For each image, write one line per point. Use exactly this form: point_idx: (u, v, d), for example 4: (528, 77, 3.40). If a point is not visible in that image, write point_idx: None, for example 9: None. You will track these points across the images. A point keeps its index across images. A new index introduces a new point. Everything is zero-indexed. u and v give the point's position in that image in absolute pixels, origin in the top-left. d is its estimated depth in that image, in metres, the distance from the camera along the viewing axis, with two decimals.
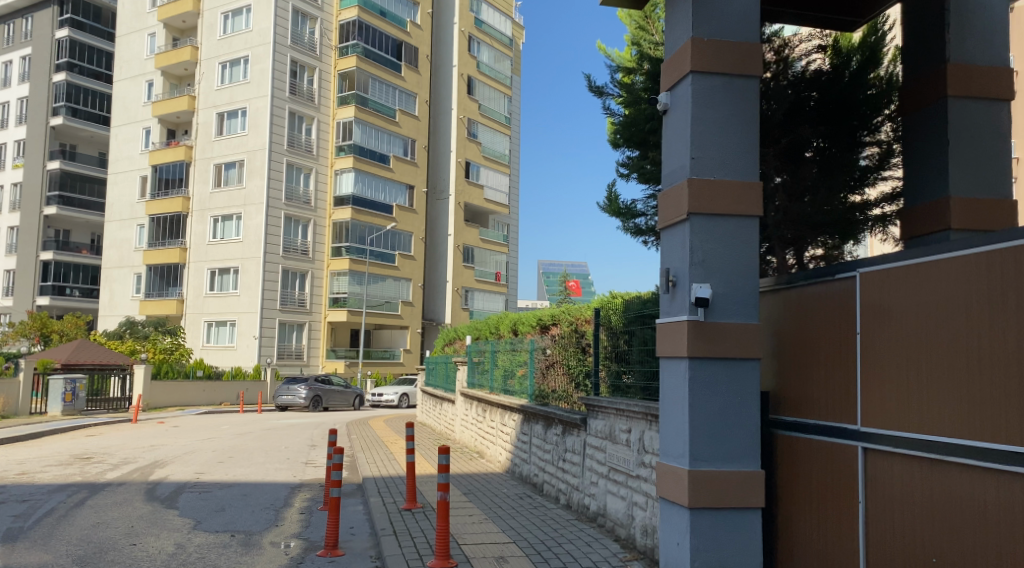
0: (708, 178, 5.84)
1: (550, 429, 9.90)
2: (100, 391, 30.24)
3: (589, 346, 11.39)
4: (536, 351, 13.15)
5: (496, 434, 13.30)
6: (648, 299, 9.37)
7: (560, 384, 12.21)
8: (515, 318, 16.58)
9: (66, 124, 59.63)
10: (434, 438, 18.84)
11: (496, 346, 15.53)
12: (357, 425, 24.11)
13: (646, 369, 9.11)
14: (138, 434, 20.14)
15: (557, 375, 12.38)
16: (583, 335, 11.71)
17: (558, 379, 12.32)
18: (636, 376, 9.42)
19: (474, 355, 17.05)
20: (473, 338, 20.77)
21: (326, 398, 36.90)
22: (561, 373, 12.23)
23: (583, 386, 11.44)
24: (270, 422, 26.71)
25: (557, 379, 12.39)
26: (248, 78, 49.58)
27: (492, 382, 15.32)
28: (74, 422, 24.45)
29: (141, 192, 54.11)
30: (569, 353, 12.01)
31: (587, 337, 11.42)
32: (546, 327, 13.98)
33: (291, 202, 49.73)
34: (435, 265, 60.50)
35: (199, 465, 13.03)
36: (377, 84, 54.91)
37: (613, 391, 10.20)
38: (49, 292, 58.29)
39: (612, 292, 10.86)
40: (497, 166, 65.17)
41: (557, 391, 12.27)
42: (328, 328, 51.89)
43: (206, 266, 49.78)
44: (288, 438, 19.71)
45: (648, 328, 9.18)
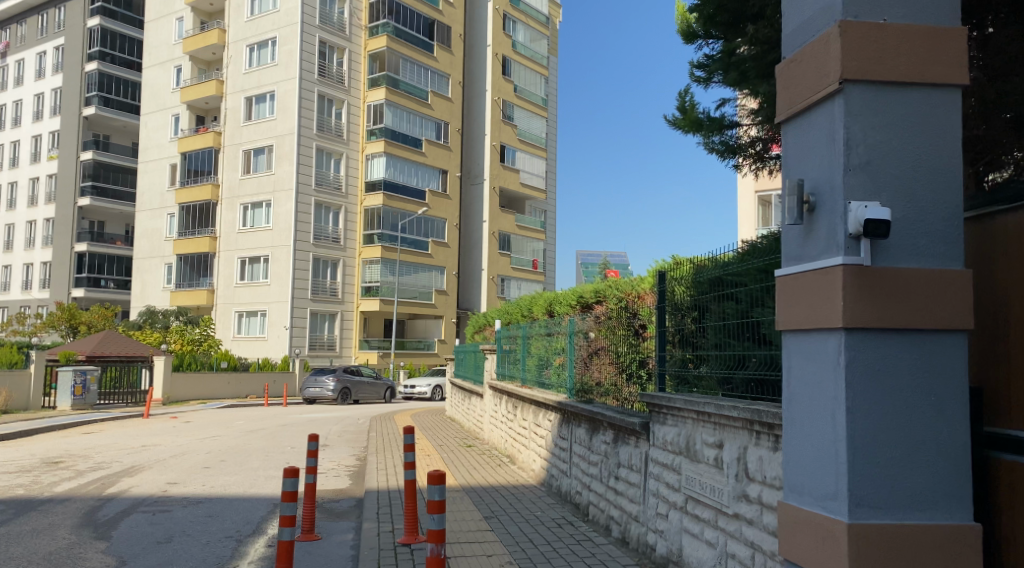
0: (873, 24, 3.43)
1: (597, 436, 7.54)
2: (119, 384, 28.80)
3: (644, 328, 9.02)
4: (577, 335, 10.83)
5: (527, 436, 11.01)
6: (728, 260, 6.93)
7: (606, 375, 9.87)
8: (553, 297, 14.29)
9: (99, 114, 58.98)
10: (461, 436, 16.56)
11: (528, 329, 13.27)
12: (381, 420, 22.02)
13: (729, 355, 6.76)
14: (138, 432, 18.31)
15: (602, 364, 10.01)
16: (637, 313, 9.35)
17: (603, 368, 9.96)
18: (712, 365, 7.07)
19: (505, 341, 14.77)
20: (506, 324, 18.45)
21: (356, 390, 35.06)
22: (608, 362, 9.86)
23: (637, 378, 9.08)
24: (289, 417, 24.79)
25: (602, 368, 10.04)
26: (276, 60, 48.02)
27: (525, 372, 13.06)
28: (81, 417, 22.86)
29: (171, 181, 53.09)
30: (618, 337, 9.65)
31: (643, 315, 9.08)
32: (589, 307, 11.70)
33: (321, 188, 48.08)
34: (470, 253, 58.33)
35: (178, 473, 10.96)
36: (408, 65, 52.84)
37: (678, 385, 7.84)
38: (84, 284, 57.80)
39: (674, 257, 8.46)
40: (534, 149, 62.53)
41: (602, 384, 9.92)
42: (361, 318, 50.22)
43: (237, 256, 48.40)
44: (300, 437, 17.66)
45: (728, 301, 6.81)
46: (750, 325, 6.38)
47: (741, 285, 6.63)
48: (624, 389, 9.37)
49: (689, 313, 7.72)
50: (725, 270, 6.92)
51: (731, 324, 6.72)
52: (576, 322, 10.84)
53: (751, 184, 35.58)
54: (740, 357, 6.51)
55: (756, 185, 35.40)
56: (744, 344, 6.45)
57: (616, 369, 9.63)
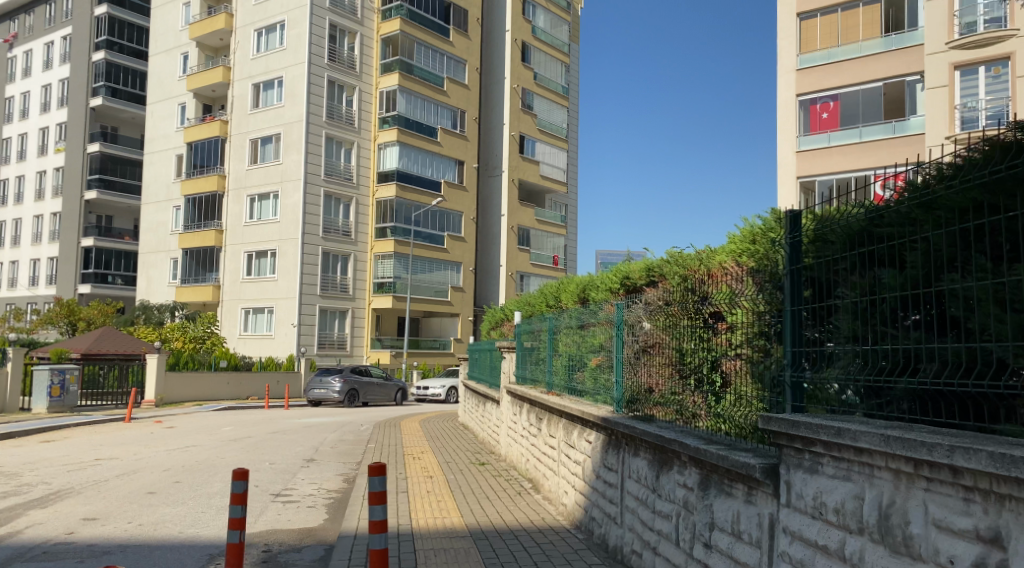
0: None
1: (670, 475, 4.99)
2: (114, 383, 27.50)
3: (719, 313, 6.49)
4: (622, 327, 8.34)
5: (555, 458, 8.52)
6: (876, 208, 4.38)
7: (661, 382, 7.38)
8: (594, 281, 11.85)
9: (106, 105, 57.21)
10: (474, 448, 14.08)
11: (555, 320, 10.89)
12: (387, 427, 19.59)
13: (876, 354, 4.22)
14: (105, 440, 15.96)
15: (657, 367, 7.52)
16: (703, 293, 6.85)
17: (657, 371, 7.49)
18: (842, 370, 4.54)
19: (526, 336, 12.36)
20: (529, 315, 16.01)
21: (364, 392, 32.73)
22: (665, 364, 7.37)
23: (708, 386, 6.57)
24: (287, 422, 22.39)
25: (655, 370, 7.58)
26: (284, 45, 45.97)
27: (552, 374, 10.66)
28: (55, 421, 20.63)
29: (176, 172, 51.20)
30: (680, 329, 7.15)
31: (716, 299, 6.55)
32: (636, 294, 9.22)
33: (331, 178, 45.90)
34: (488, 249, 55.83)
35: (109, 503, 8.52)
36: (423, 50, 50.48)
37: (775, 399, 5.34)
38: (91, 280, 56.03)
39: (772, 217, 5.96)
40: (554, 140, 59.79)
41: (655, 393, 7.45)
42: (373, 315, 47.97)
43: (244, 250, 46.36)
44: (288, 447, 15.19)
45: (880, 270, 4.23)
46: (924, 302, 3.83)
47: (897, 242, 4.08)
48: (687, 401, 6.86)
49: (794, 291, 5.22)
50: (870, 222, 4.37)
51: (883, 303, 4.17)
52: (620, 310, 8.37)
53: (791, 170, 32.79)
54: (905, 357, 3.96)
55: (798, 171, 32.60)
56: (911, 334, 3.90)
57: (676, 372, 7.16)
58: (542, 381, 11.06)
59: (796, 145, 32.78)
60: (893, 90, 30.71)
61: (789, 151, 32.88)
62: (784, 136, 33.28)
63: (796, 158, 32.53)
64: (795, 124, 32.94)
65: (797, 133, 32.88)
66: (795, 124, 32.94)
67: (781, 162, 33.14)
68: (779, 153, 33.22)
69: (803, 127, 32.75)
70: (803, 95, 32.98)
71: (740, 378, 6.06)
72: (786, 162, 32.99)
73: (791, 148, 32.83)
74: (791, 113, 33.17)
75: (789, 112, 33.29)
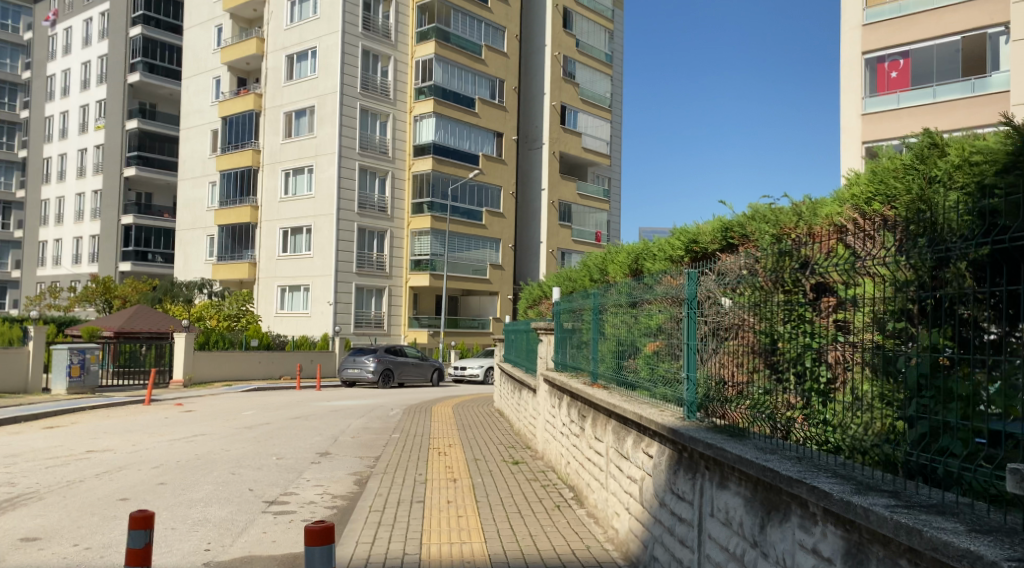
0: None
1: (788, 527, 3.28)
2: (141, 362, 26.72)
3: (827, 284, 4.66)
4: (690, 307, 6.56)
5: (602, 469, 6.84)
6: None
7: (745, 376, 5.63)
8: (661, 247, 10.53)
9: (144, 81, 56.67)
10: (509, 443, 12.45)
11: (600, 297, 9.16)
12: (415, 414, 18.10)
13: None
14: (111, 426, 14.72)
15: (738, 357, 5.74)
16: (801, 257, 5.03)
17: (739, 363, 5.72)
18: None
19: (567, 314, 10.71)
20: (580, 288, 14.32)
21: (398, 372, 31.43)
22: (748, 354, 5.60)
23: (810, 383, 4.79)
24: (313, 405, 21.06)
25: (734, 361, 5.83)
26: (318, 14, 44.53)
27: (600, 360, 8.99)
28: (73, 402, 19.71)
29: (212, 147, 50.46)
30: (771, 308, 5.33)
31: (825, 267, 4.69)
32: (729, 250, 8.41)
33: (366, 152, 44.49)
34: (528, 224, 53.96)
35: (65, 515, 7.09)
36: (459, 17, 48.53)
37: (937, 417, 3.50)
38: (132, 258, 55.84)
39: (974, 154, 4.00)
40: (597, 110, 57.34)
41: (736, 392, 5.73)
42: (410, 293, 46.69)
43: (280, 227, 45.40)
44: (304, 437, 13.72)
45: None
46: None
47: None
48: (783, 403, 5.11)
49: (959, 253, 3.34)
50: None
51: None
52: (687, 283, 6.58)
53: (857, 135, 30.13)
54: None
55: (863, 136, 29.90)
56: None
57: (762, 365, 5.40)
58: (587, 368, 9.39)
59: (861, 107, 30.11)
60: (972, 44, 27.79)
61: (853, 115, 30.20)
62: (847, 98, 30.61)
63: (860, 122, 29.84)
64: (860, 84, 30.23)
65: (862, 95, 30.20)
66: (860, 85, 30.23)
67: (844, 127, 30.47)
68: (842, 117, 30.56)
69: (868, 88, 30.03)
70: (869, 53, 30.22)
71: (864, 378, 4.24)
72: (850, 126, 30.31)
73: (855, 110, 30.16)
74: (856, 73, 30.45)
75: (853, 71, 30.57)
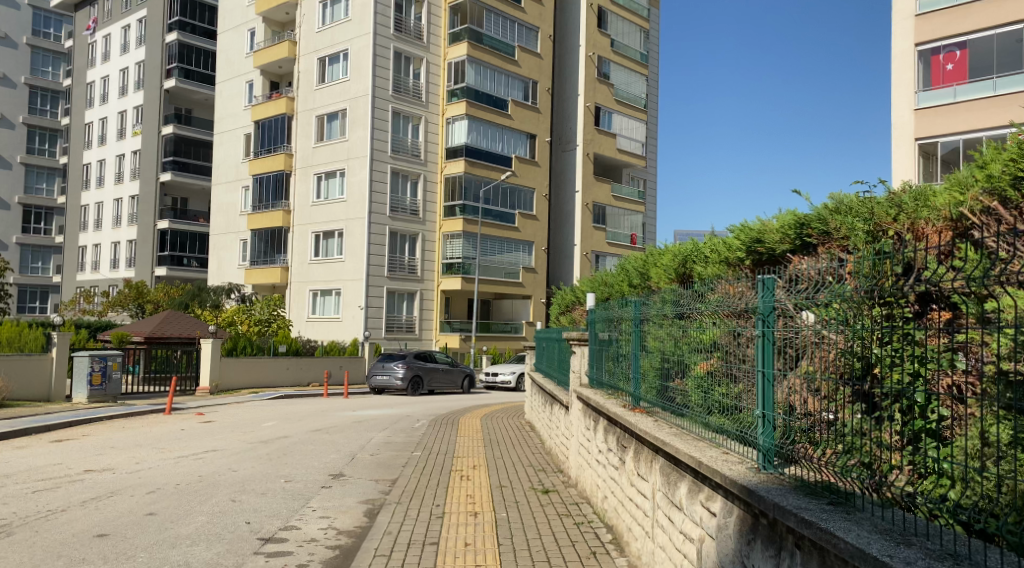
0: None
1: None
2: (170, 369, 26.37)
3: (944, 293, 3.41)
4: (756, 321, 5.37)
5: (646, 515, 5.69)
6: None
7: (820, 407, 4.44)
8: (714, 249, 9.75)
9: (179, 86, 56.96)
10: (538, 464, 11.36)
11: (642, 306, 8.05)
12: (441, 427, 17.10)
13: None
14: (121, 440, 13.97)
15: (810, 382, 4.54)
16: (900, 256, 3.76)
17: (811, 389, 4.53)
18: None
19: (603, 324, 9.63)
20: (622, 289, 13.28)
21: (427, 379, 30.59)
22: (818, 378, 4.41)
23: (919, 424, 3.58)
24: (336, 415, 20.19)
25: (805, 388, 4.66)
26: (349, 16, 44.05)
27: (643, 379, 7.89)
28: (91, 413, 19.11)
29: (245, 151, 50.37)
30: (855, 323, 4.12)
31: (939, 271, 3.46)
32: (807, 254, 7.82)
33: (397, 155, 43.84)
34: (562, 227, 52.81)
35: (29, 560, 6.17)
36: (492, 16, 47.63)
37: None
38: (167, 263, 56.04)
39: None
40: (633, 111, 55.88)
41: (808, 423, 4.55)
42: (442, 298, 45.91)
43: (311, 231, 44.99)
44: (319, 454, 12.77)
45: None
46: None
47: None
48: (879, 446, 3.90)
49: None
50: None
51: None
52: (755, 293, 5.39)
53: (909, 131, 28.37)
54: None
55: (917, 132, 28.16)
56: None
57: (838, 394, 4.18)
58: (628, 387, 8.29)
59: (914, 102, 28.36)
60: None
61: (905, 110, 28.49)
62: (899, 92, 28.89)
63: (914, 117, 28.11)
64: (913, 77, 28.49)
65: (915, 89, 28.43)
66: (914, 78, 28.48)
67: (897, 123, 28.75)
68: (894, 112, 28.85)
69: (923, 82, 28.27)
70: (924, 44, 28.45)
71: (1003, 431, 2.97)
72: (902, 122, 28.52)
73: (908, 105, 28.43)
74: (910, 65, 28.69)
75: (906, 64, 28.81)
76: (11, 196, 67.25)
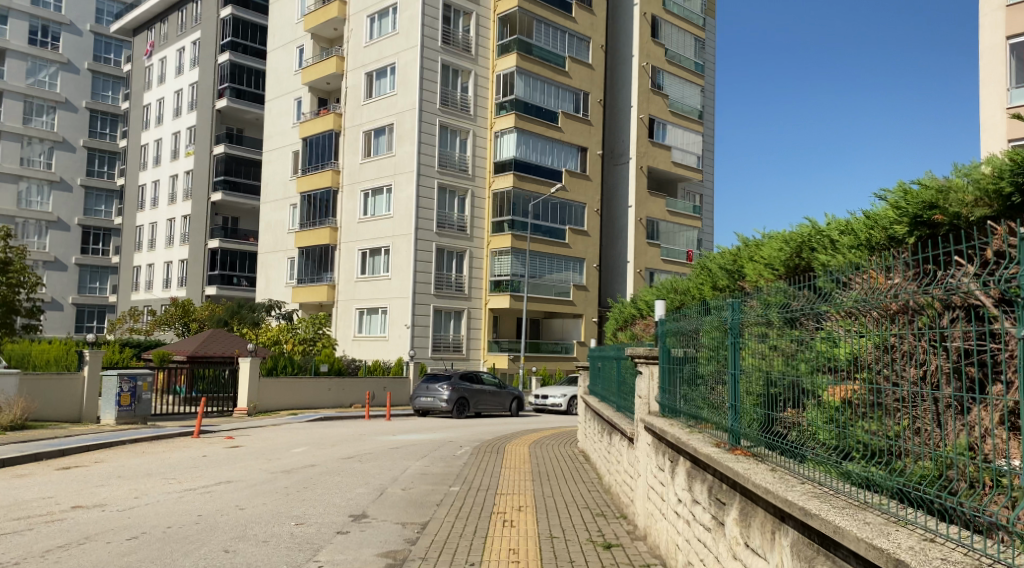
0: None
1: None
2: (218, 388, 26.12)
3: None
4: (942, 330, 3.52)
5: None
6: None
7: None
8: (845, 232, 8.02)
9: (231, 106, 57.29)
10: (595, 506, 9.55)
11: (735, 314, 6.22)
12: (484, 456, 15.38)
13: None
14: (132, 468, 12.65)
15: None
16: None
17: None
18: None
19: (675, 337, 7.91)
20: (714, 289, 11.54)
21: (474, 401, 28.95)
22: None
23: None
24: (372, 441, 18.66)
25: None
26: (397, 29, 43.39)
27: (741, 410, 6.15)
28: (116, 435, 18.03)
29: (293, 169, 50.02)
30: None
31: None
32: (1015, 219, 6.55)
33: (445, 170, 42.70)
34: (614, 243, 50.86)
35: None
36: (542, 27, 46.39)
37: None
38: (217, 282, 55.83)
39: None
40: (688, 123, 53.72)
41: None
42: (490, 316, 44.36)
43: (358, 248, 44.09)
44: (343, 488, 11.18)
45: None
46: None
47: None
48: None
49: None
50: None
51: None
52: (948, 284, 3.47)
53: (1000, 132, 25.72)
54: None
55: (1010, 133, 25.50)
56: None
57: None
58: (718, 418, 6.53)
59: (1007, 100, 25.73)
60: None
61: (996, 110, 25.88)
62: (989, 90, 26.26)
63: (1006, 117, 25.48)
64: (1005, 73, 25.84)
65: (1007, 86, 25.81)
66: (1005, 75, 25.86)
67: (986, 125, 26.13)
68: (984, 112, 26.23)
69: (1015, 78, 25.65)
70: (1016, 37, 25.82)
71: None
72: (992, 123, 25.91)
73: (999, 105, 25.83)
74: (1000, 60, 26.08)
75: (996, 58, 26.17)
76: (70, 217, 68.68)
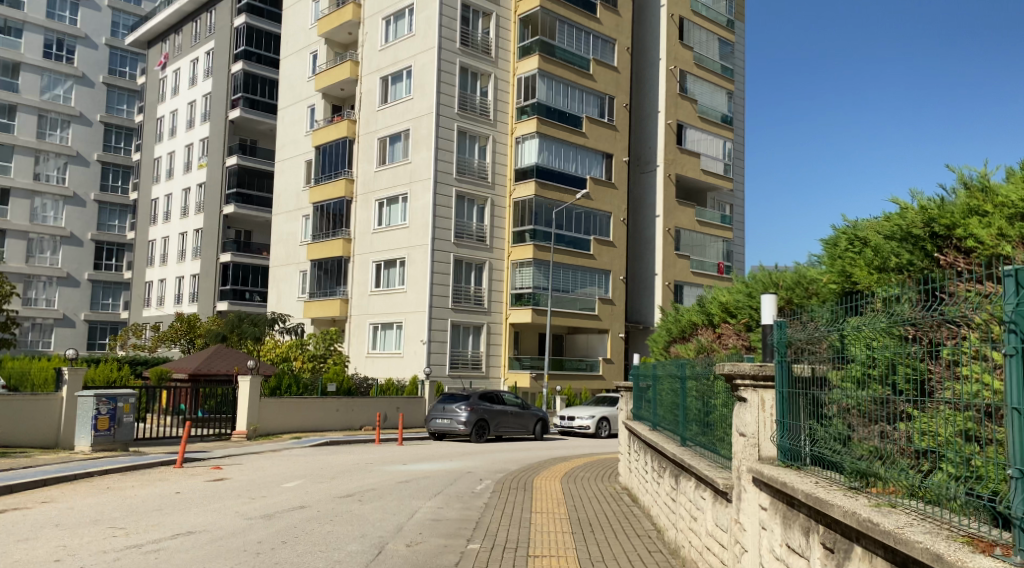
0: None
1: None
2: (220, 409, 24.06)
3: None
4: None
5: None
6: None
7: None
8: None
9: (245, 116, 55.72)
10: None
11: (975, 307, 3.47)
12: (509, 494, 12.88)
13: None
14: (79, 513, 10.26)
15: None
16: None
17: None
18: None
19: (810, 352, 5.32)
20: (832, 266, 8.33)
21: (494, 423, 26.45)
22: None
23: None
24: (379, 472, 16.18)
25: None
26: (413, 31, 41.46)
27: (964, 466, 3.52)
28: (84, 465, 15.70)
29: (306, 179, 48.14)
30: None
31: None
32: None
33: (463, 177, 40.52)
34: (641, 254, 48.28)
35: None
36: (566, 28, 44.26)
37: None
38: (229, 297, 53.83)
39: None
40: (717, 129, 51.23)
41: None
42: (511, 331, 41.87)
43: (372, 260, 41.91)
44: (333, 544, 8.69)
45: None
46: None
47: None
48: None
49: None
50: None
51: None
52: None
53: None
54: None
55: None
56: None
57: None
58: (916, 483, 3.92)
59: None
60: None
61: None
62: None
63: None
64: None
65: None
66: None
67: None
68: None
69: None
70: None
71: None
72: None
73: None
74: None
75: None
76: (84, 232, 67.22)
